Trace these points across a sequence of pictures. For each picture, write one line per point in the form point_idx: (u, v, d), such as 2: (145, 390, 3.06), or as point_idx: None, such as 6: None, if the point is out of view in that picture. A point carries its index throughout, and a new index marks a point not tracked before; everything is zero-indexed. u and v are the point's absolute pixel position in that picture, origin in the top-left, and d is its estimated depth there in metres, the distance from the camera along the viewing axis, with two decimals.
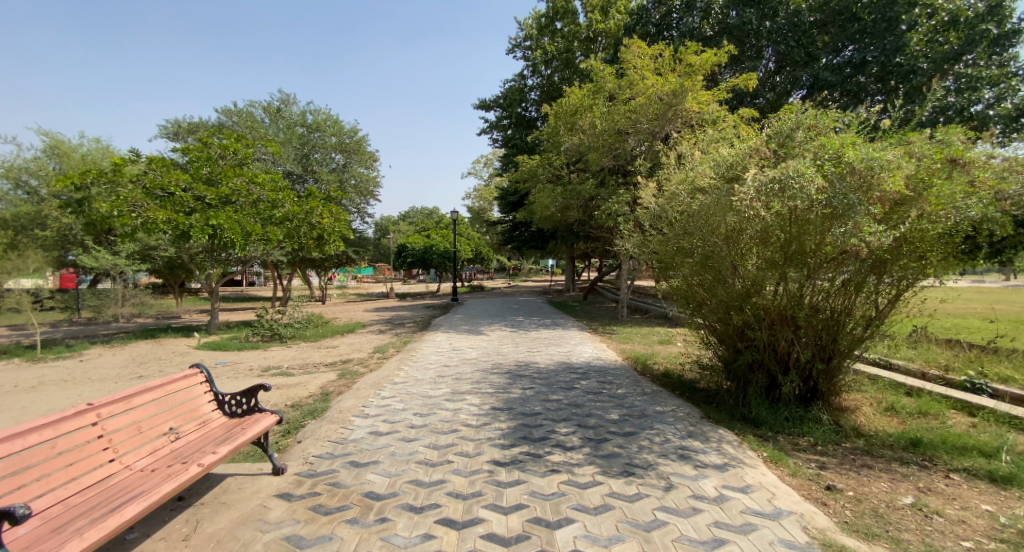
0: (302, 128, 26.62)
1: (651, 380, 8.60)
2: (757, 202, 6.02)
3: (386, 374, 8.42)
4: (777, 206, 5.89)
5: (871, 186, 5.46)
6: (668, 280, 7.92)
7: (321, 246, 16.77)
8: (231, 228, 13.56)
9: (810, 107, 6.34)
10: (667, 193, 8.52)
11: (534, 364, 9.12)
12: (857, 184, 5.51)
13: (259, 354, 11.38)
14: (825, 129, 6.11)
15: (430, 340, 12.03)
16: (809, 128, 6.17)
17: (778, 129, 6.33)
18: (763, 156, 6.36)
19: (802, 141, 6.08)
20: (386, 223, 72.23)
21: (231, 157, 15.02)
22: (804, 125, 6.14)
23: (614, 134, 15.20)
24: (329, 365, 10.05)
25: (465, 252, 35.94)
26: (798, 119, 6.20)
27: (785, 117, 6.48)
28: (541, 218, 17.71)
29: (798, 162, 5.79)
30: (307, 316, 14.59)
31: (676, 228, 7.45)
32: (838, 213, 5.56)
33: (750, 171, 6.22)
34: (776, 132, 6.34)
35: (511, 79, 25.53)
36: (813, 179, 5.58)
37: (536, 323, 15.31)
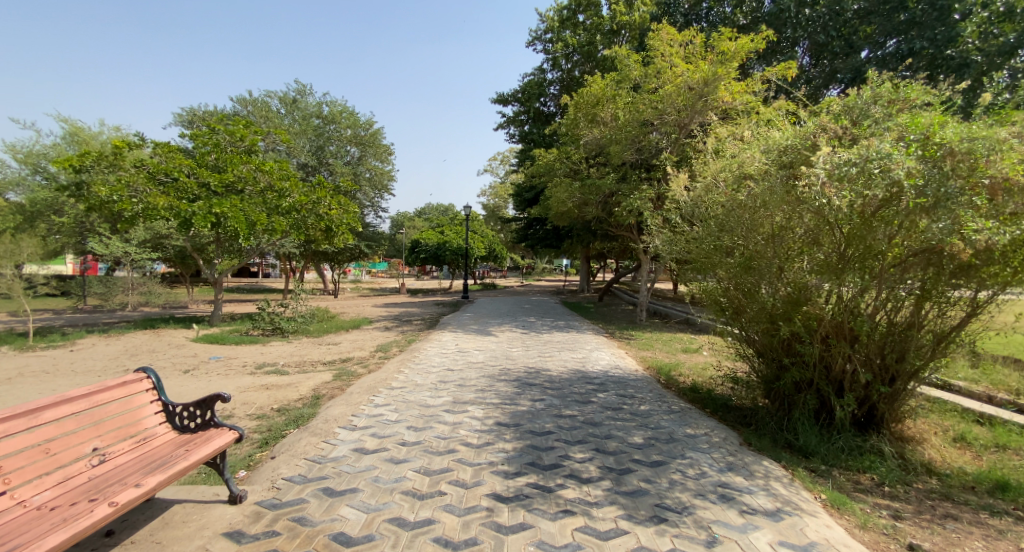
0: (318, 119, 26.16)
1: (677, 395, 7.73)
2: (831, 189, 4.97)
3: (383, 378, 7.67)
4: (856, 195, 4.89)
5: (975, 171, 4.53)
6: (701, 283, 7.07)
7: (330, 238, 16.15)
8: (234, 217, 12.99)
9: (886, 80, 5.41)
10: (700, 184, 7.66)
11: (547, 371, 8.32)
12: (954, 169, 4.60)
13: (255, 349, 10.71)
14: (906, 103, 5.17)
15: (436, 339, 11.28)
16: (888, 102, 5.25)
17: (849, 102, 5.38)
18: (833, 134, 5.37)
19: (877, 118, 5.16)
20: (403, 219, 72.07)
21: (238, 144, 14.48)
22: (882, 98, 5.24)
23: (639, 127, 14.30)
24: (327, 364, 9.35)
25: (479, 249, 35.23)
26: (875, 92, 5.30)
27: (856, 92, 5.55)
28: (558, 215, 16.87)
29: (880, 140, 4.92)
30: (311, 310, 13.95)
31: (712, 224, 6.60)
32: (932, 205, 4.66)
33: (820, 151, 5.17)
34: (844, 106, 5.40)
35: (531, 72, 24.68)
36: (904, 162, 4.69)
37: (549, 324, 14.47)
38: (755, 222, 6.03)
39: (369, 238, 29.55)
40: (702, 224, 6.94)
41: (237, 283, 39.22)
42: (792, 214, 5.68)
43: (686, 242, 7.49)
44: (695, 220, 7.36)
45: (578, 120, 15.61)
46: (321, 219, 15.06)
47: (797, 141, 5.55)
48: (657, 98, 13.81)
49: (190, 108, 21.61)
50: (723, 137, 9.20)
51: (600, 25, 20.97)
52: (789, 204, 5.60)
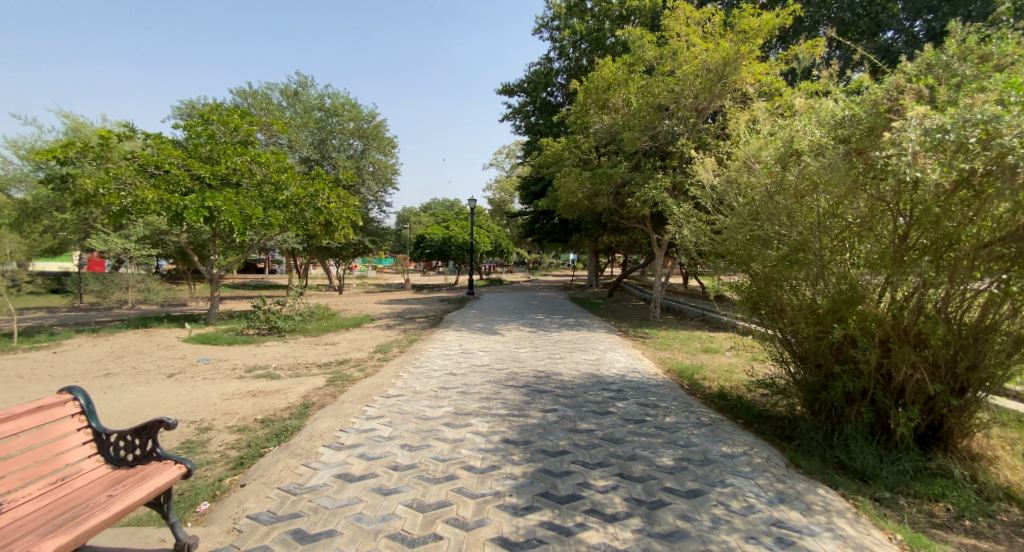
0: (321, 112, 25.52)
1: (704, 403, 6.98)
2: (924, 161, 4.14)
3: (380, 384, 6.97)
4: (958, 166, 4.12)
5: None
6: (732, 278, 6.36)
7: (329, 232, 15.50)
8: (228, 210, 12.38)
9: (972, 33, 4.63)
10: (732, 166, 6.91)
11: (558, 375, 7.62)
12: None
13: (248, 350, 10.05)
14: (1000, 60, 4.42)
15: (439, 339, 10.62)
16: (978, 59, 4.47)
17: (930, 60, 4.62)
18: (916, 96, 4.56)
19: (965, 75, 4.42)
20: (409, 214, 71.58)
21: (233, 134, 13.86)
22: (969, 55, 4.46)
23: (655, 112, 13.49)
24: (322, 368, 8.67)
25: (486, 244, 34.51)
26: (962, 45, 4.50)
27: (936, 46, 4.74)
28: (567, 206, 16.11)
29: (979, 103, 4.12)
30: (309, 308, 13.29)
31: (747, 211, 5.91)
32: None
33: (911, 111, 4.32)
34: (925, 61, 4.62)
35: (537, 62, 23.88)
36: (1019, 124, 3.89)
37: (559, 322, 13.72)
38: (801, 208, 5.38)
39: (374, 233, 28.81)
40: (734, 211, 6.22)
41: (242, 280, 38.64)
42: (845, 198, 5.01)
43: (715, 232, 6.77)
44: (725, 208, 6.63)
45: (588, 107, 14.81)
46: (320, 213, 14.37)
47: (857, 108, 4.81)
48: (674, 82, 13.02)
49: (188, 101, 21.03)
50: (752, 116, 8.42)
51: (609, 10, 20.02)
52: (843, 188, 4.91)
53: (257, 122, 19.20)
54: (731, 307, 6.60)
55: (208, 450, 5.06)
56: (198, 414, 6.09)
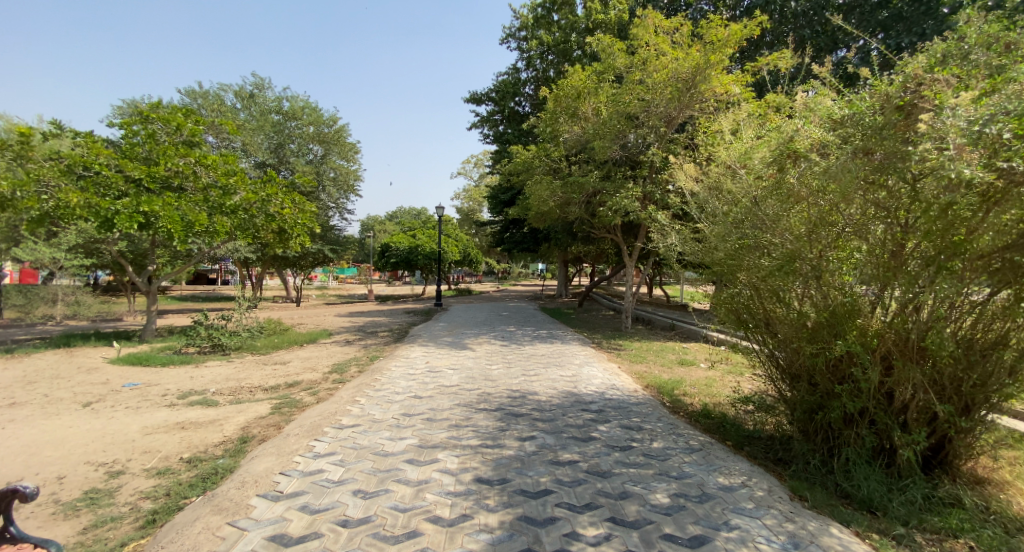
0: (278, 116, 24.36)
1: (690, 423, 6.46)
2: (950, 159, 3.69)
3: (334, 410, 6.19)
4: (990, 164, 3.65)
5: None
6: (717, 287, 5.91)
7: (284, 241, 14.49)
8: (168, 217, 11.31)
9: (990, 24, 4.22)
10: (715, 170, 6.48)
11: (533, 395, 6.99)
12: None
13: (185, 372, 9.04)
14: None
15: (402, 355, 9.83)
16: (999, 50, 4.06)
17: (947, 49, 4.19)
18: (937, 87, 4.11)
19: (989, 65, 3.99)
20: (373, 223, 70.09)
21: (177, 136, 12.77)
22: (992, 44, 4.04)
23: (625, 120, 13.11)
24: (269, 391, 7.80)
25: (451, 254, 33.69)
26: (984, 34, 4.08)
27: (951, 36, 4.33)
28: (536, 215, 15.58)
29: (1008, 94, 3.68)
30: (259, 323, 12.27)
31: (734, 218, 5.46)
32: None
33: (934, 101, 3.87)
34: (940, 51, 4.23)
35: (504, 72, 23.40)
36: None
37: (530, 334, 13.10)
38: (793, 215, 4.96)
39: (334, 242, 27.53)
40: (718, 218, 5.77)
41: (193, 291, 36.56)
42: (840, 202, 4.59)
43: (698, 239, 6.31)
44: (707, 214, 6.18)
45: (557, 115, 14.35)
46: (272, 219, 13.34)
47: (862, 104, 4.38)
48: (645, 90, 12.71)
49: (130, 101, 19.63)
50: (735, 122, 8.07)
51: (575, 23, 19.90)
52: (839, 192, 4.48)
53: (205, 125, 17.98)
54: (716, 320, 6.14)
55: (116, 501, 4.26)
56: (111, 454, 5.20)
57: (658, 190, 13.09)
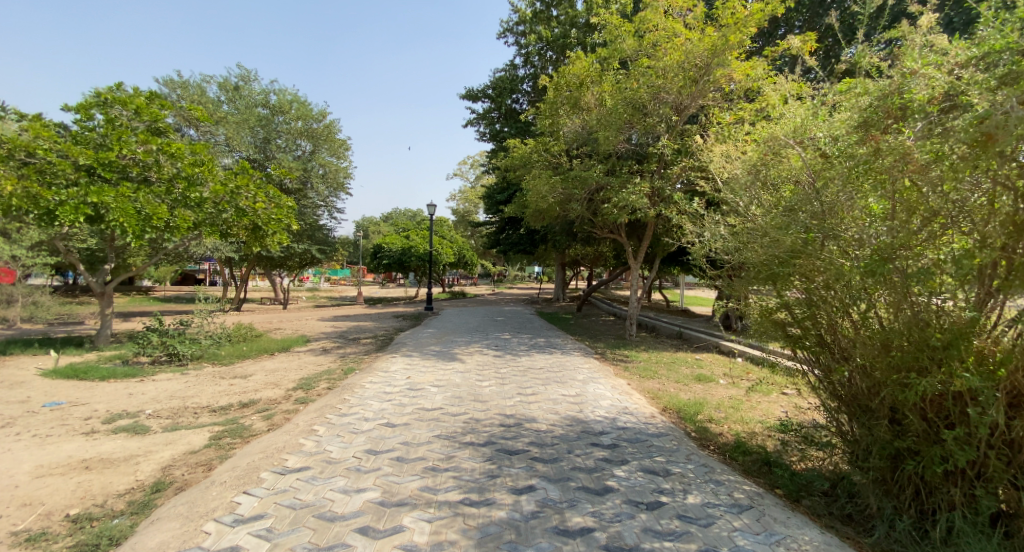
0: (264, 110, 23.01)
1: (724, 461, 5.22)
2: None
3: (283, 445, 4.94)
4: None
5: None
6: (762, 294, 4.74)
7: (259, 239, 13.05)
8: (121, 208, 9.95)
9: None
10: (757, 151, 5.32)
11: (532, 422, 5.76)
12: None
13: (124, 387, 7.75)
14: None
15: (381, 368, 8.57)
16: None
17: None
18: None
19: None
20: (368, 224, 68.79)
21: (138, 121, 11.43)
22: None
23: (633, 110, 11.82)
24: (215, 414, 6.52)
25: (446, 255, 32.39)
26: None
27: None
28: (534, 213, 14.30)
29: None
30: (223, 328, 10.95)
31: (793, 205, 4.31)
32: None
33: None
34: None
35: (501, 68, 22.12)
36: None
37: (527, 343, 11.85)
38: (877, 197, 3.80)
39: (322, 242, 25.92)
40: (769, 207, 4.62)
41: (177, 292, 34.94)
42: (953, 177, 3.40)
43: (733, 234, 5.12)
44: (745, 203, 5.01)
45: (557, 106, 13.07)
46: (242, 214, 11.92)
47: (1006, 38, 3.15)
48: (654, 74, 11.41)
49: None
50: (773, 103, 6.76)
51: (575, 17, 18.75)
52: (959, 162, 3.32)
53: (175, 114, 16.63)
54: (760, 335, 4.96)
55: None
56: None
57: (667, 185, 11.75)
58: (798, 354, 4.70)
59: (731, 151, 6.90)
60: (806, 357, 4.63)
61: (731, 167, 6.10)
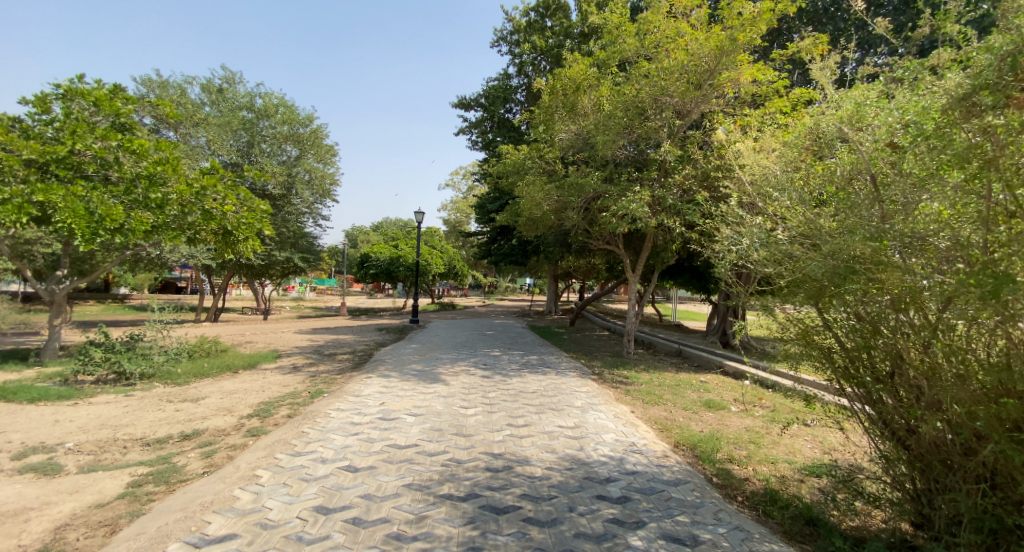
0: (249, 113, 21.79)
1: (758, 520, 4.26)
2: None
3: (211, 500, 3.91)
4: None
5: None
6: (802, 315, 3.87)
7: (232, 245, 11.59)
8: (69, 208, 8.58)
9: None
10: (788, 149, 4.48)
11: (524, 467, 4.79)
12: None
13: (51, 414, 6.68)
14: None
15: (353, 391, 7.56)
16: None
17: None
18: None
19: None
20: (357, 233, 67.70)
21: (97, 114, 9.93)
22: None
23: (633, 114, 10.89)
24: (147, 450, 5.48)
25: (437, 266, 31.41)
26: None
27: None
28: (527, 223, 13.36)
29: None
30: (182, 343, 9.86)
31: (850, 205, 3.43)
32: None
33: None
34: None
35: (495, 76, 21.26)
36: None
37: (518, 361, 10.89)
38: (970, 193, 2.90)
39: (306, 250, 24.80)
40: (810, 207, 3.74)
41: (156, 301, 33.51)
42: None
43: (748, 242, 4.21)
44: (772, 205, 4.14)
45: (553, 110, 12.13)
46: (210, 218, 10.45)
47: None
48: (657, 75, 10.49)
49: None
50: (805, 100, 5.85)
51: (571, 27, 18.09)
52: None
53: (142, 115, 15.49)
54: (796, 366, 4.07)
55: None
56: None
57: (669, 194, 10.75)
58: (845, 389, 3.82)
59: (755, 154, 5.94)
60: (857, 393, 3.76)
61: (757, 166, 5.15)
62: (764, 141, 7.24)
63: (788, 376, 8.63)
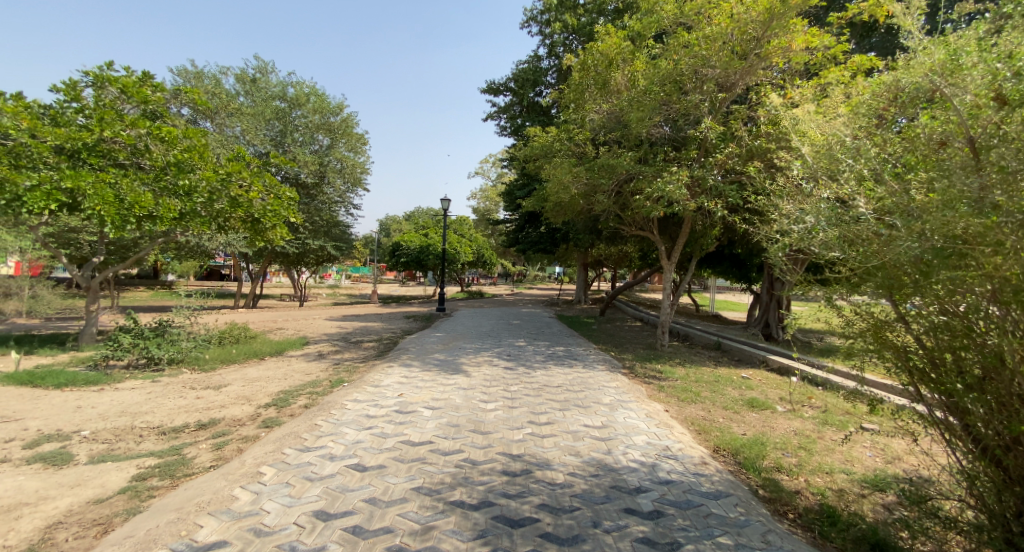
0: (282, 102, 21.91)
1: (815, 546, 3.76)
2: None
3: (209, 500, 3.65)
4: None
5: None
6: (873, 308, 3.37)
7: (260, 233, 11.53)
8: (98, 195, 8.57)
9: None
10: (852, 117, 3.87)
11: (547, 471, 4.42)
12: None
13: (75, 399, 6.65)
14: None
15: (373, 382, 7.31)
16: None
17: None
18: None
19: None
20: (391, 223, 68.36)
21: (127, 102, 9.92)
22: None
23: (671, 88, 10.19)
24: (161, 439, 5.34)
25: (467, 255, 31.25)
26: None
27: None
28: (558, 208, 12.85)
29: None
30: (210, 330, 9.84)
31: (938, 168, 2.90)
32: None
33: None
34: None
35: (525, 58, 20.67)
36: None
37: (546, 352, 10.49)
38: None
39: (339, 239, 24.91)
40: (882, 178, 3.16)
41: (199, 288, 34.51)
42: None
43: (805, 221, 3.69)
44: (834, 178, 3.59)
45: (584, 89, 11.54)
46: (236, 205, 10.39)
47: None
48: (698, 44, 9.78)
49: None
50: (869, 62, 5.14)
51: (603, 5, 17.36)
52: None
53: (174, 104, 15.62)
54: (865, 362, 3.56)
55: None
56: None
57: (709, 174, 9.99)
58: (922, 394, 3.29)
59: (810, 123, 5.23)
60: (937, 399, 3.22)
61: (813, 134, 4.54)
62: (814, 115, 6.55)
63: (843, 374, 7.98)
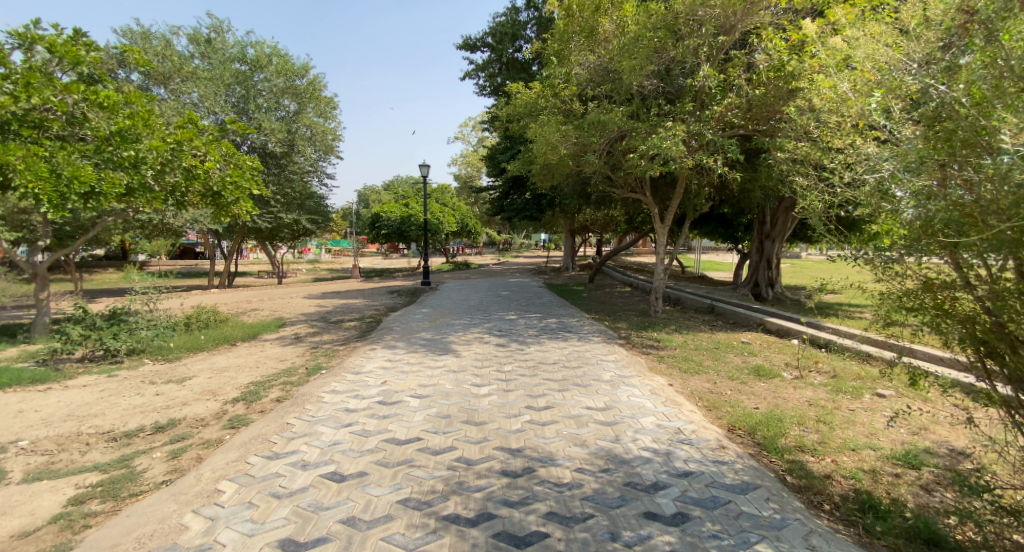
0: (244, 65, 20.58)
1: (863, 546, 3.31)
2: None
3: (153, 532, 3.05)
4: None
5: None
6: (936, 276, 3.18)
7: (223, 207, 10.73)
8: (29, 169, 7.72)
9: None
10: (920, 45, 3.46)
11: (551, 469, 3.89)
12: None
13: (17, 402, 5.92)
14: None
15: (353, 367, 6.69)
16: None
17: None
18: None
19: None
20: (369, 193, 66.68)
21: (58, 64, 8.91)
22: None
23: (665, 35, 9.48)
24: (111, 447, 4.69)
25: (450, 224, 30.40)
26: None
27: None
28: (544, 171, 12.15)
29: None
30: (173, 316, 9.07)
31: None
32: None
33: None
34: None
35: (502, 12, 19.51)
36: None
37: (537, 325, 9.95)
38: None
39: (314, 211, 23.88)
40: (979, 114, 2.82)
41: (171, 268, 33.20)
42: None
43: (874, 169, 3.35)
44: (916, 123, 3.21)
45: (568, 38, 10.71)
46: (191, 177, 9.60)
47: None
48: None
49: None
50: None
51: None
52: None
53: (122, 68, 14.38)
54: (917, 328, 3.41)
55: None
56: None
57: (706, 128, 9.33)
58: (987, 367, 3.13)
59: (845, 76, 4.60)
60: (1001, 373, 3.07)
61: (870, 71, 3.87)
62: (829, 55, 5.92)
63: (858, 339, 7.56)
